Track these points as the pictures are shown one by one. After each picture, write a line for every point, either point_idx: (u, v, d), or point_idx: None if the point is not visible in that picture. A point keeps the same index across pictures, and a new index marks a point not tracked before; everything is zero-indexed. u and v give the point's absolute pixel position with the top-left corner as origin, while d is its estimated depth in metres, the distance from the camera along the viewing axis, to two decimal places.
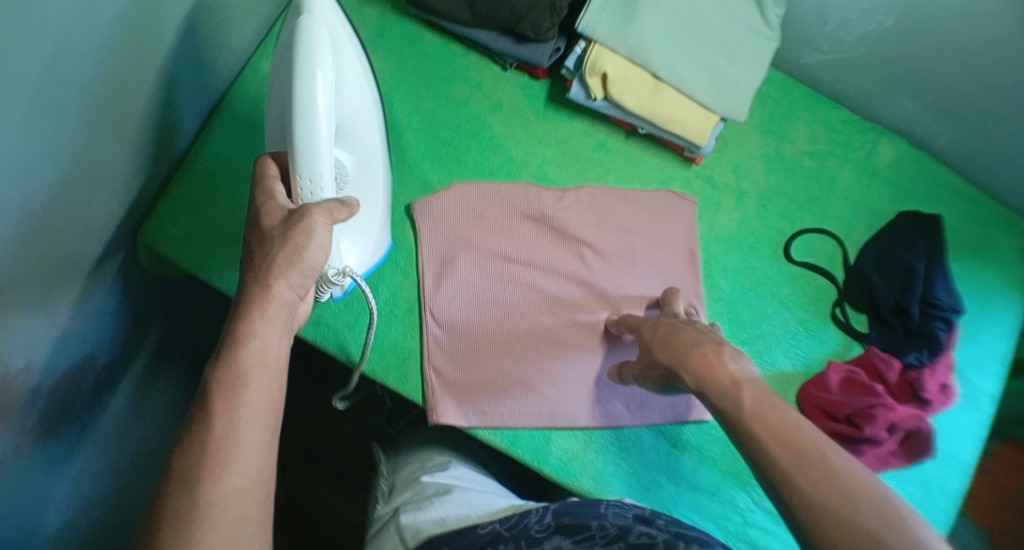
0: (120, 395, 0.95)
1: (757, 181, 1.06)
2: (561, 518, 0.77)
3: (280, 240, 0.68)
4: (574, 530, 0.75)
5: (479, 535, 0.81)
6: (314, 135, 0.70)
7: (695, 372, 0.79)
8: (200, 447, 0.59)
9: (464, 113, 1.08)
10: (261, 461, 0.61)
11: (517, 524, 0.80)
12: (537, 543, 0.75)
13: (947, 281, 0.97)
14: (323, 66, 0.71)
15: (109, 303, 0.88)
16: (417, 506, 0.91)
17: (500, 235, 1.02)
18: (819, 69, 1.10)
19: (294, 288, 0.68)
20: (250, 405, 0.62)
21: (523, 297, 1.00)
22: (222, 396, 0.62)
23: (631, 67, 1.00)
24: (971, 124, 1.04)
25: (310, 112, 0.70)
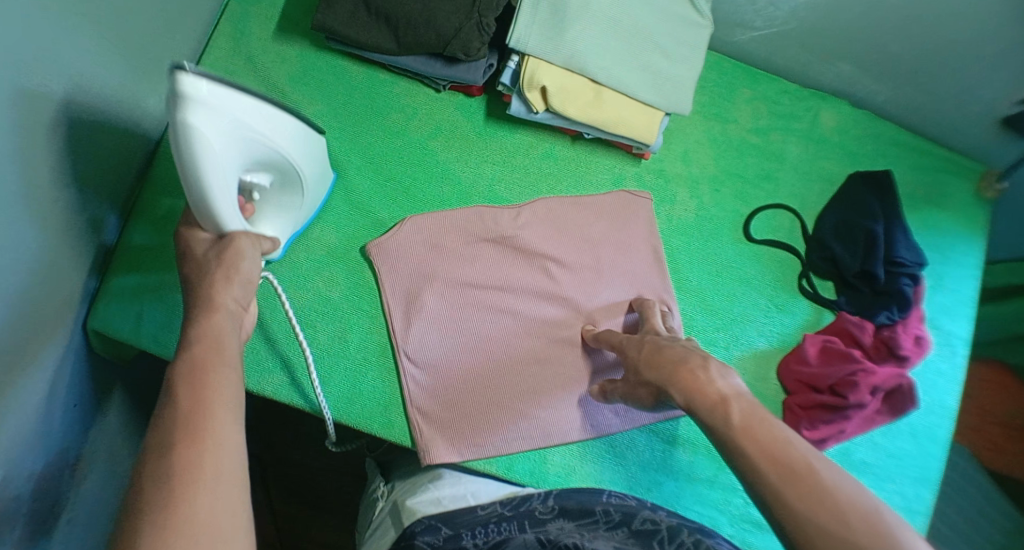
0: (94, 482, 0.94)
1: (707, 165, 0.94)
2: (565, 503, 0.78)
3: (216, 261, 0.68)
4: (577, 514, 0.76)
5: (481, 514, 0.77)
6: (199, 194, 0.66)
7: (683, 392, 0.71)
8: (172, 422, 0.56)
9: (396, 140, 0.90)
10: (236, 451, 0.56)
11: (520, 506, 0.79)
12: (542, 523, 0.75)
13: (906, 237, 0.91)
14: (199, 126, 0.64)
15: (72, 397, 0.87)
16: (413, 491, 0.82)
17: (455, 255, 0.87)
18: (751, 46, 0.96)
19: (238, 298, 0.67)
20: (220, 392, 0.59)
21: (499, 328, 0.86)
22: (181, 389, 0.58)
23: (568, 76, 0.82)
24: (913, 80, 0.94)
25: (193, 174, 0.65)
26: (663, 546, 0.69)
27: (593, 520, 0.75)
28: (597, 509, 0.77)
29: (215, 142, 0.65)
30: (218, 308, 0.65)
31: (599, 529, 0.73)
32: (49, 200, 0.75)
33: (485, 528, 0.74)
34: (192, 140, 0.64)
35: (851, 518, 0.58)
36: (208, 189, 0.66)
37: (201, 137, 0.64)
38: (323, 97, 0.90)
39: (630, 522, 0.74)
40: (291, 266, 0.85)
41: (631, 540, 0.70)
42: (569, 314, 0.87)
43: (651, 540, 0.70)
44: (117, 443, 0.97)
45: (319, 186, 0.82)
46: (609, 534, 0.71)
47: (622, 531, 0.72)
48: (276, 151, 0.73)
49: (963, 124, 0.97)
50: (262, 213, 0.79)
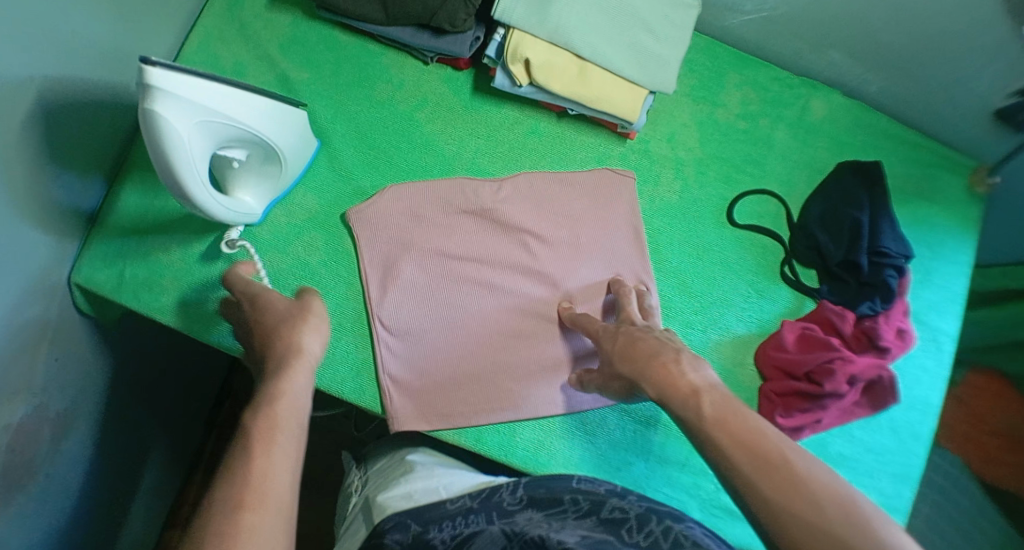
0: (76, 438, 0.93)
1: (693, 148, 0.94)
2: (534, 492, 0.74)
3: (288, 333, 0.71)
4: (547, 503, 0.72)
5: (448, 507, 0.75)
6: (173, 178, 0.71)
7: (656, 383, 0.71)
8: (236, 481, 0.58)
9: (383, 111, 0.91)
10: (284, 508, 0.58)
11: (488, 497, 0.75)
12: (508, 515, 0.71)
13: (893, 228, 0.89)
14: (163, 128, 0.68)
15: (54, 352, 0.87)
16: (386, 486, 0.82)
17: (429, 226, 0.87)
18: (743, 31, 0.96)
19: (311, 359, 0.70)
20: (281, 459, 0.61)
21: (476, 303, 0.86)
22: (258, 449, 0.61)
23: (552, 49, 0.83)
24: (905, 70, 0.93)
25: (164, 163, 0.70)
26: (632, 535, 0.66)
27: (562, 509, 0.71)
28: (567, 497, 0.72)
29: (182, 135, 0.69)
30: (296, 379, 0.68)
31: (568, 517, 0.69)
32: (16, 151, 0.75)
33: (449, 523, 0.72)
34: (161, 134, 0.68)
35: (827, 508, 0.58)
36: (180, 176, 0.71)
37: (163, 132, 0.68)
38: (311, 65, 0.91)
39: (600, 510, 0.70)
40: (271, 229, 0.87)
41: (600, 529, 0.67)
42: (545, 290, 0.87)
43: (620, 529, 0.67)
44: (100, 400, 0.97)
45: (298, 155, 0.84)
46: (578, 522, 0.68)
47: (591, 520, 0.69)
48: (253, 136, 0.76)
49: (955, 117, 0.96)
50: (246, 184, 0.82)
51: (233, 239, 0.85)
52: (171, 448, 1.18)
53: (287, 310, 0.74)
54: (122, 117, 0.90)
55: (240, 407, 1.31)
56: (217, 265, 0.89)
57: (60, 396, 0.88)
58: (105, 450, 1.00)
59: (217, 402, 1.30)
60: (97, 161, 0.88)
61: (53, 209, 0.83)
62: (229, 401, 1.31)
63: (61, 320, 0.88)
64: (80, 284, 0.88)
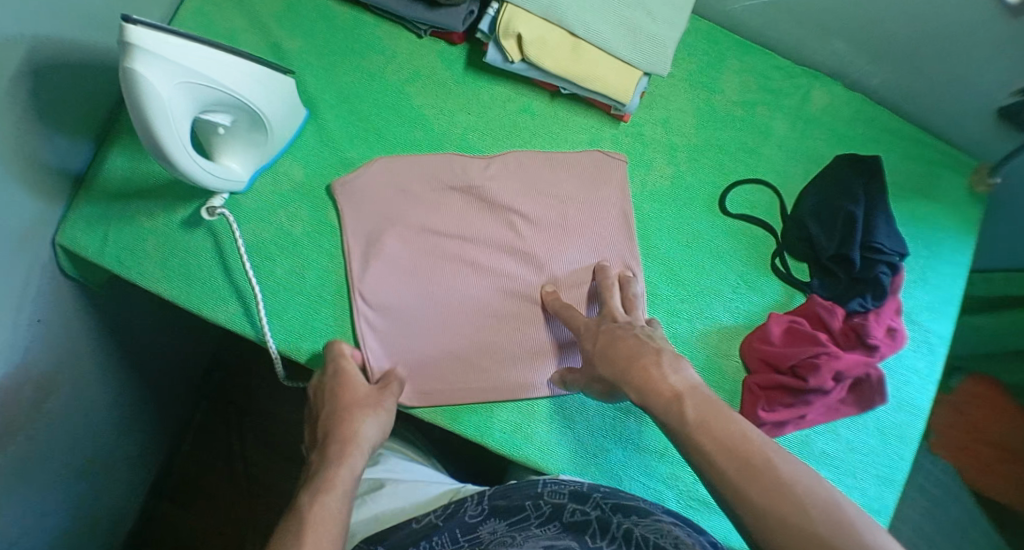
0: (58, 400, 0.91)
1: (688, 134, 0.92)
2: (496, 501, 0.79)
3: (358, 412, 0.78)
4: (510, 512, 0.77)
5: (415, 527, 0.79)
6: (154, 141, 0.71)
7: (637, 386, 0.71)
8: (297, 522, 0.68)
9: (374, 84, 0.90)
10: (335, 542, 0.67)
11: (453, 512, 0.80)
12: (472, 529, 0.77)
13: (888, 224, 0.87)
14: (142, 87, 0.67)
15: (36, 312, 0.85)
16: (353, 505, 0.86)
17: (421, 205, 0.86)
18: (744, 17, 0.94)
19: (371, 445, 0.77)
20: (338, 492, 0.72)
21: (470, 288, 0.85)
22: (310, 499, 0.70)
23: (545, 26, 0.84)
24: (909, 63, 0.91)
25: (144, 124, 0.69)
26: (595, 538, 0.71)
27: (525, 516, 0.77)
28: (527, 503, 0.78)
29: (162, 95, 0.68)
30: (355, 447, 0.76)
31: (530, 526, 0.75)
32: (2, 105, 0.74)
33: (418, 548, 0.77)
34: (140, 93, 0.67)
35: (811, 511, 0.58)
36: (159, 137, 0.70)
37: (143, 91, 0.67)
38: (304, 34, 0.90)
39: (561, 514, 0.76)
40: (256, 197, 0.87)
41: (563, 534, 0.72)
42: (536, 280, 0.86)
43: (583, 534, 0.72)
44: (84, 363, 0.95)
45: (286, 123, 0.83)
46: (541, 531, 0.74)
47: (554, 526, 0.74)
48: (236, 102, 0.75)
49: (957, 113, 0.94)
50: (232, 151, 0.81)
51: (215, 206, 0.83)
52: (157, 417, 1.17)
53: (358, 395, 0.79)
54: (113, 79, 0.89)
55: (229, 380, 1.31)
56: (199, 231, 0.87)
57: (43, 357, 0.87)
58: (89, 413, 0.99)
59: (206, 372, 1.30)
60: (86, 122, 0.87)
61: (40, 169, 0.82)
62: (219, 373, 1.31)
63: (47, 281, 0.86)
64: (65, 245, 0.87)
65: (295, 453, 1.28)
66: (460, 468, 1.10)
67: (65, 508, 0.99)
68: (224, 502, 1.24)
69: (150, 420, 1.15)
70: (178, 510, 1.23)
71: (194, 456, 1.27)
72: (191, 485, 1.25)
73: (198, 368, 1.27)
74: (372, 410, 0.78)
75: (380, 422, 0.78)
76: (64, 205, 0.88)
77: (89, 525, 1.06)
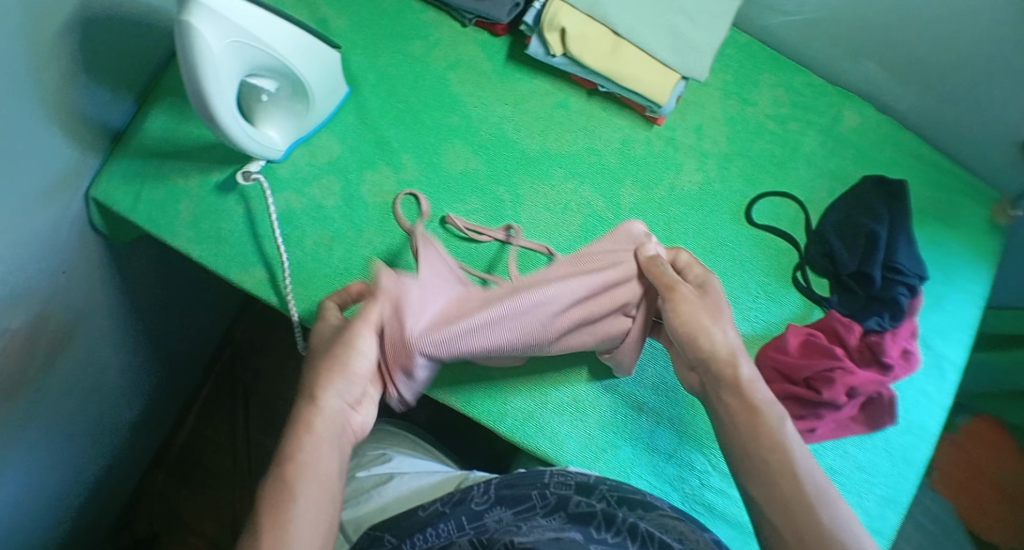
0: (73, 355, 0.92)
1: (719, 141, 0.94)
2: (501, 491, 0.80)
3: (326, 359, 0.70)
4: (516, 501, 0.78)
5: (421, 517, 0.81)
6: (201, 95, 0.72)
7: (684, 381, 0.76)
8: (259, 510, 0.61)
9: (416, 67, 0.91)
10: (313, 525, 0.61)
11: (460, 500, 0.81)
12: (479, 517, 0.78)
13: (910, 246, 0.88)
14: (198, 42, 0.68)
15: (63, 262, 0.86)
16: (354, 499, 0.91)
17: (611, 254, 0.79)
18: (782, 32, 0.97)
19: (343, 394, 0.69)
20: (306, 464, 0.64)
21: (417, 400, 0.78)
22: (274, 485, 0.62)
23: (589, 22, 0.86)
24: (940, 89, 0.93)
25: (195, 78, 0.71)
26: (600, 530, 0.71)
27: (530, 506, 0.77)
28: (534, 493, 0.79)
29: (214, 50, 0.69)
30: (321, 404, 0.67)
31: (535, 516, 0.75)
32: (52, 52, 0.76)
33: (424, 534, 0.78)
34: (195, 47, 0.69)
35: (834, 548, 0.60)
36: (206, 93, 0.72)
37: (199, 44, 0.69)
38: (351, 13, 0.92)
39: (566, 506, 0.76)
40: (291, 168, 0.88)
41: (569, 523, 0.72)
42: (692, 289, 0.77)
43: (588, 525, 0.71)
44: (104, 323, 0.96)
45: (328, 95, 0.85)
46: (546, 520, 0.73)
47: (559, 517, 0.74)
48: (281, 65, 0.76)
49: (985, 144, 0.95)
50: (273, 118, 0.83)
51: (250, 171, 0.86)
52: (165, 384, 1.18)
53: (332, 344, 0.71)
54: (160, 42, 0.91)
55: (240, 356, 1.31)
56: (231, 197, 0.88)
57: (63, 308, 0.88)
58: (102, 369, 0.99)
59: (218, 346, 1.30)
60: (130, 79, 0.89)
61: (82, 121, 0.84)
62: (230, 347, 1.31)
63: (76, 233, 0.87)
64: (98, 198, 0.88)
65: None
66: (465, 461, 1.13)
67: (69, 459, 0.99)
68: (223, 475, 1.25)
69: (160, 386, 1.16)
70: (172, 483, 1.24)
71: (197, 432, 1.27)
72: (193, 456, 1.26)
73: (211, 340, 1.27)
74: (343, 349, 0.70)
75: (361, 360, 0.70)
76: (101, 159, 0.89)
77: (91, 481, 1.07)
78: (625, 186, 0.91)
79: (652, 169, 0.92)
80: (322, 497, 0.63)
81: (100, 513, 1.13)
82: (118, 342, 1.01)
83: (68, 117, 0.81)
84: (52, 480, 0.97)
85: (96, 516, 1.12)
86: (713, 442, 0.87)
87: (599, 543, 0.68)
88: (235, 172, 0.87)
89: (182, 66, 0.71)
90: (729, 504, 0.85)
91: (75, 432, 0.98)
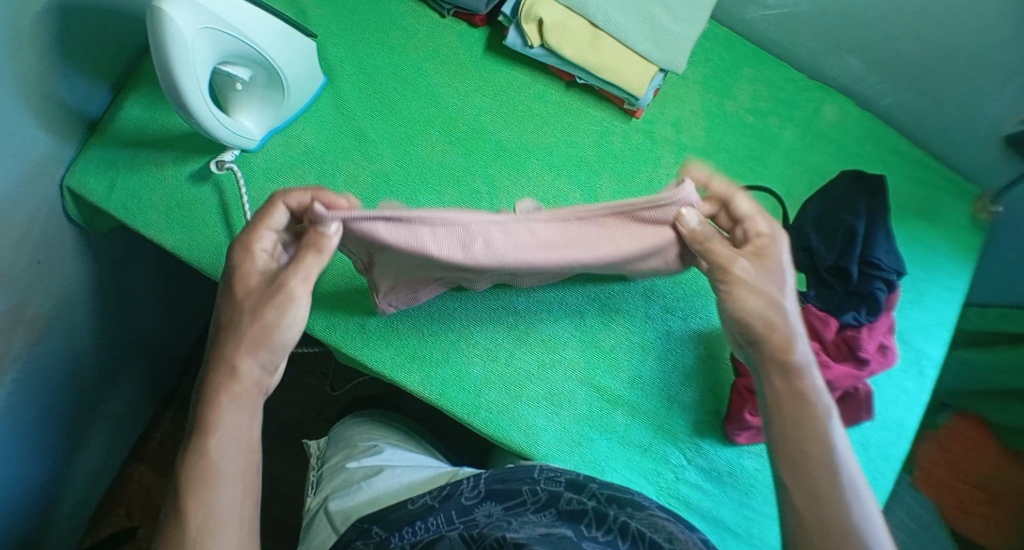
0: (49, 345, 0.91)
1: (698, 136, 0.93)
2: (491, 485, 0.79)
3: (250, 317, 0.69)
4: (506, 496, 0.78)
5: (411, 509, 0.80)
6: (172, 83, 0.72)
7: None
8: (181, 492, 0.64)
9: (394, 58, 0.91)
10: (232, 499, 0.65)
11: (449, 494, 0.80)
12: (468, 512, 0.77)
13: (888, 240, 0.88)
14: (168, 29, 0.68)
15: (37, 253, 0.85)
16: (345, 491, 0.89)
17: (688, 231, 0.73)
18: (763, 27, 0.97)
19: (261, 361, 0.69)
20: (225, 435, 0.66)
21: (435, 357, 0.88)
22: (195, 462, 0.65)
23: (568, 14, 0.86)
24: (919, 83, 0.93)
25: (166, 66, 0.70)
26: (590, 527, 0.72)
27: (520, 501, 0.78)
28: (524, 488, 0.79)
29: (186, 38, 0.69)
30: (242, 369, 0.69)
31: (526, 511, 0.75)
32: (25, 38, 0.75)
33: (413, 527, 0.77)
34: (165, 33, 0.68)
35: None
36: (178, 81, 0.71)
37: (168, 30, 0.68)
38: (330, 3, 0.91)
39: (557, 502, 0.77)
40: (266, 158, 0.88)
41: (559, 520, 0.73)
42: (749, 261, 0.73)
43: (579, 522, 0.73)
44: (80, 313, 0.95)
45: (305, 85, 0.85)
46: (537, 517, 0.74)
47: (550, 513, 0.75)
48: (255, 53, 0.76)
49: (965, 138, 0.95)
50: (247, 107, 0.82)
51: (224, 161, 0.85)
52: (143, 376, 1.17)
53: (262, 298, 0.70)
54: (136, 30, 0.90)
55: None
56: (206, 187, 0.88)
57: (38, 298, 0.87)
58: (80, 360, 0.99)
59: (199, 339, 1.30)
60: (105, 68, 0.88)
61: (57, 109, 0.83)
62: None
63: (49, 222, 0.86)
64: (72, 188, 0.87)
65: (275, 428, 1.27)
66: (456, 457, 1.12)
67: (47, 450, 0.98)
68: None
69: (139, 379, 1.16)
70: (152, 476, 1.23)
71: (176, 425, 1.26)
72: (171, 449, 1.25)
73: (190, 333, 1.26)
74: (275, 311, 0.69)
75: (284, 330, 0.70)
76: (75, 148, 0.89)
77: (71, 470, 1.07)
78: (602, 179, 0.90)
79: (631, 162, 0.91)
80: (243, 461, 0.66)
81: (79, 505, 1.13)
82: (96, 334, 1.00)
83: (43, 104, 0.80)
84: (31, 471, 0.96)
85: (74, 509, 1.12)
86: (690, 437, 0.86)
87: (589, 542, 0.69)
88: (210, 162, 0.86)
89: (152, 53, 0.70)
90: (709, 498, 0.85)
91: (53, 423, 0.97)
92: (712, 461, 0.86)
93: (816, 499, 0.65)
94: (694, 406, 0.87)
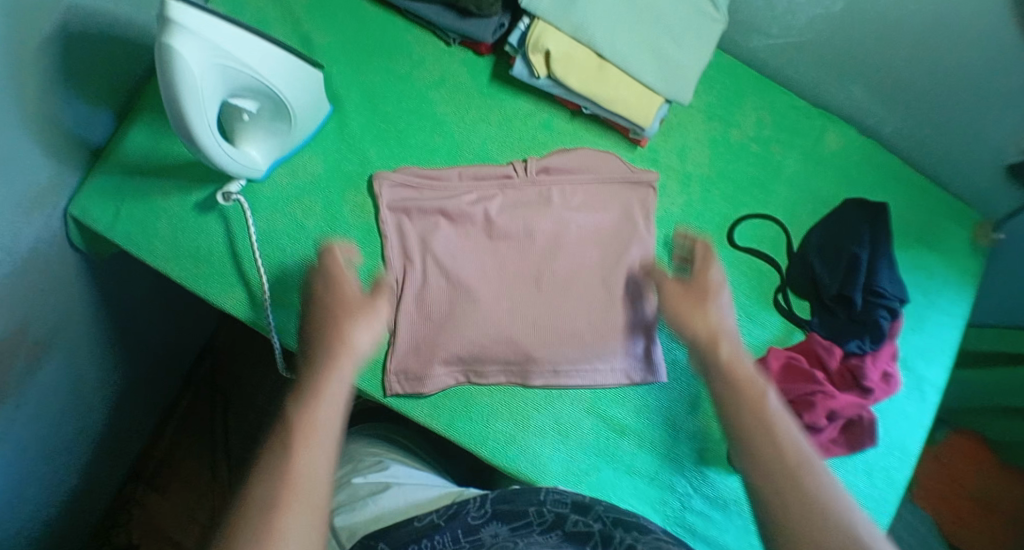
0: (51, 370, 0.91)
1: (702, 163, 0.94)
2: (498, 505, 0.78)
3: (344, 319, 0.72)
4: (512, 516, 0.77)
5: (417, 526, 0.79)
6: (180, 117, 0.71)
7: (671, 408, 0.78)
8: (262, 477, 0.60)
9: (400, 86, 0.91)
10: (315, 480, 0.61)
11: (454, 513, 0.79)
12: (474, 532, 0.76)
13: (891, 267, 0.89)
14: (177, 65, 0.68)
15: (41, 281, 0.84)
16: (350, 506, 0.89)
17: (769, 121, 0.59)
18: (767, 55, 0.97)
19: (366, 343, 0.72)
20: (330, 395, 0.66)
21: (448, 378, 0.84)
22: (290, 442, 0.62)
23: (575, 44, 0.86)
24: (922, 112, 0.94)
25: (174, 101, 0.70)
26: None
27: (527, 522, 0.76)
28: (531, 508, 0.77)
29: (195, 74, 0.69)
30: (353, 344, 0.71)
31: (533, 534, 0.74)
32: (30, 71, 0.74)
33: (419, 546, 0.77)
34: (174, 69, 0.68)
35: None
36: (187, 116, 0.71)
37: (177, 65, 0.68)
38: (336, 31, 0.91)
39: (564, 525, 0.75)
40: (272, 187, 0.88)
41: None
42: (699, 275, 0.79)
43: None
44: (83, 338, 0.95)
45: (312, 115, 0.85)
46: (542, 540, 0.73)
47: (555, 537, 0.74)
48: (263, 86, 0.76)
49: (967, 166, 0.96)
50: (253, 137, 0.82)
51: (230, 191, 0.85)
52: (144, 397, 1.16)
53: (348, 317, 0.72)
54: (140, 58, 0.90)
55: (220, 368, 1.30)
56: (210, 215, 0.88)
57: (40, 326, 0.86)
58: (82, 386, 0.98)
59: (198, 358, 1.29)
60: (109, 97, 0.88)
61: (61, 137, 0.83)
62: (211, 359, 1.30)
63: (52, 251, 0.86)
64: (76, 216, 0.87)
65: None
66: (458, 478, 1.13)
67: (48, 475, 0.98)
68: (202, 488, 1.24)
69: (139, 400, 1.15)
70: (152, 495, 1.23)
71: (177, 444, 1.26)
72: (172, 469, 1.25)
73: (190, 352, 1.26)
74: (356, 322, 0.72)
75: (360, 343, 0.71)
76: (79, 176, 0.88)
77: (73, 494, 1.06)
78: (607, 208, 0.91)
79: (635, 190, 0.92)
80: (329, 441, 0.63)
81: (79, 527, 1.12)
82: (98, 359, 1.00)
83: (47, 135, 0.80)
84: (32, 497, 0.96)
85: (74, 531, 1.11)
86: (695, 465, 0.87)
87: None
88: (216, 191, 0.86)
89: (161, 88, 0.70)
90: (712, 524, 0.85)
91: (55, 448, 0.97)
92: (718, 489, 0.86)
93: (794, 478, 0.61)
94: (700, 434, 0.87)
